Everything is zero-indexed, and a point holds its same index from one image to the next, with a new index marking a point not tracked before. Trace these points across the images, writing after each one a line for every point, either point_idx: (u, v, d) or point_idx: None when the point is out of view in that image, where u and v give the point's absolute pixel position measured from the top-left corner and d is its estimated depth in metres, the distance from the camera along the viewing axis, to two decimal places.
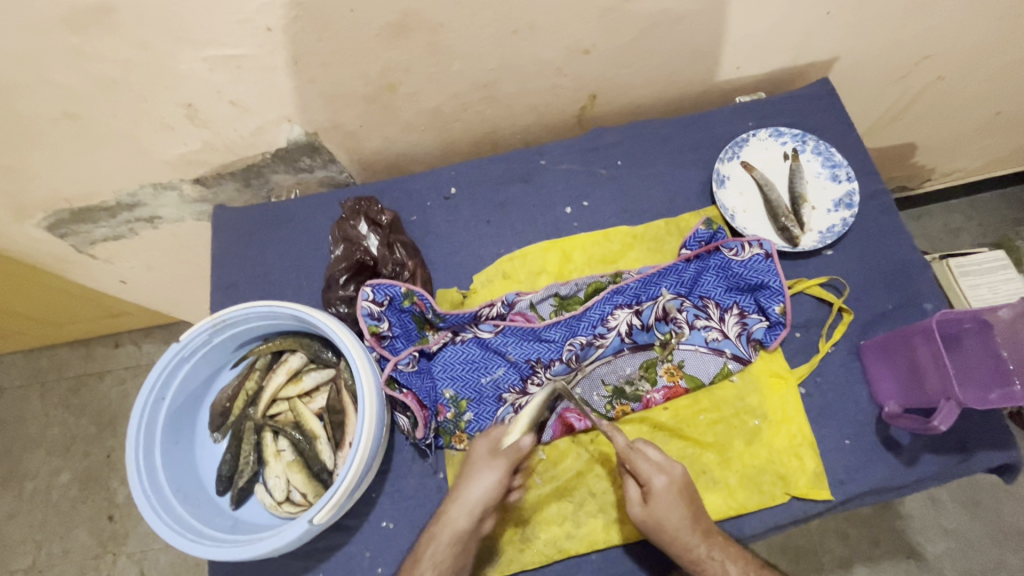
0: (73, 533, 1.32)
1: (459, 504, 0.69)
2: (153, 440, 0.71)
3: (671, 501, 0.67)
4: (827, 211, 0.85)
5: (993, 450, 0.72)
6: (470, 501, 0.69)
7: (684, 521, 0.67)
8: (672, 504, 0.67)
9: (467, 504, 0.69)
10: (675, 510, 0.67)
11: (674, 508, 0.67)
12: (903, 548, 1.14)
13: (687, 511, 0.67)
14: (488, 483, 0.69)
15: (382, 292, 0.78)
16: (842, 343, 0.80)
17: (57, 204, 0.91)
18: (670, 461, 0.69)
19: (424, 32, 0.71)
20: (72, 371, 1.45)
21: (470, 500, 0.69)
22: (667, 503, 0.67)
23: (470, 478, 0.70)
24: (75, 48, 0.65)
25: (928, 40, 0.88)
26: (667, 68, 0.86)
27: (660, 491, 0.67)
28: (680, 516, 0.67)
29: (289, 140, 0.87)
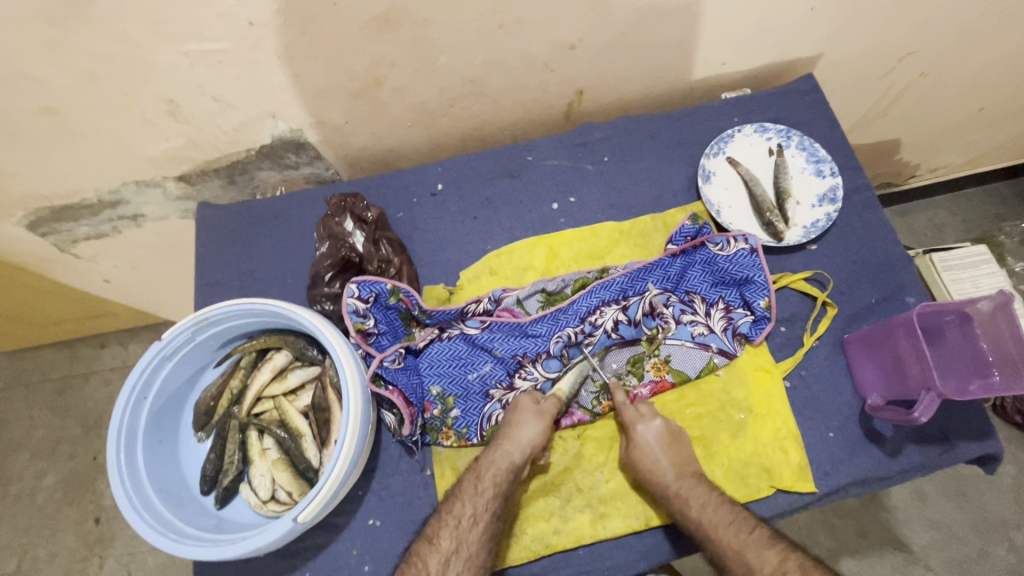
0: (59, 536, 1.31)
1: (479, 488, 0.70)
2: (135, 439, 0.70)
3: (654, 445, 0.72)
4: (811, 206, 0.85)
5: (974, 442, 0.73)
6: (488, 485, 0.70)
7: (666, 465, 0.71)
8: (657, 449, 0.72)
9: (487, 487, 0.70)
10: (656, 454, 0.71)
11: (656, 451, 0.71)
12: (889, 540, 1.15)
13: (669, 458, 0.72)
14: (505, 464, 0.71)
15: (368, 288, 0.77)
16: (826, 337, 0.80)
17: (38, 201, 0.90)
18: (655, 413, 0.75)
19: (409, 26, 0.71)
20: (57, 372, 1.43)
21: (490, 484, 0.70)
22: (648, 447, 0.72)
23: (485, 462, 0.72)
24: (53, 42, 0.64)
25: (912, 36, 0.89)
26: (654, 63, 0.87)
27: (642, 437, 0.73)
28: (663, 459, 0.71)
29: (274, 136, 0.86)
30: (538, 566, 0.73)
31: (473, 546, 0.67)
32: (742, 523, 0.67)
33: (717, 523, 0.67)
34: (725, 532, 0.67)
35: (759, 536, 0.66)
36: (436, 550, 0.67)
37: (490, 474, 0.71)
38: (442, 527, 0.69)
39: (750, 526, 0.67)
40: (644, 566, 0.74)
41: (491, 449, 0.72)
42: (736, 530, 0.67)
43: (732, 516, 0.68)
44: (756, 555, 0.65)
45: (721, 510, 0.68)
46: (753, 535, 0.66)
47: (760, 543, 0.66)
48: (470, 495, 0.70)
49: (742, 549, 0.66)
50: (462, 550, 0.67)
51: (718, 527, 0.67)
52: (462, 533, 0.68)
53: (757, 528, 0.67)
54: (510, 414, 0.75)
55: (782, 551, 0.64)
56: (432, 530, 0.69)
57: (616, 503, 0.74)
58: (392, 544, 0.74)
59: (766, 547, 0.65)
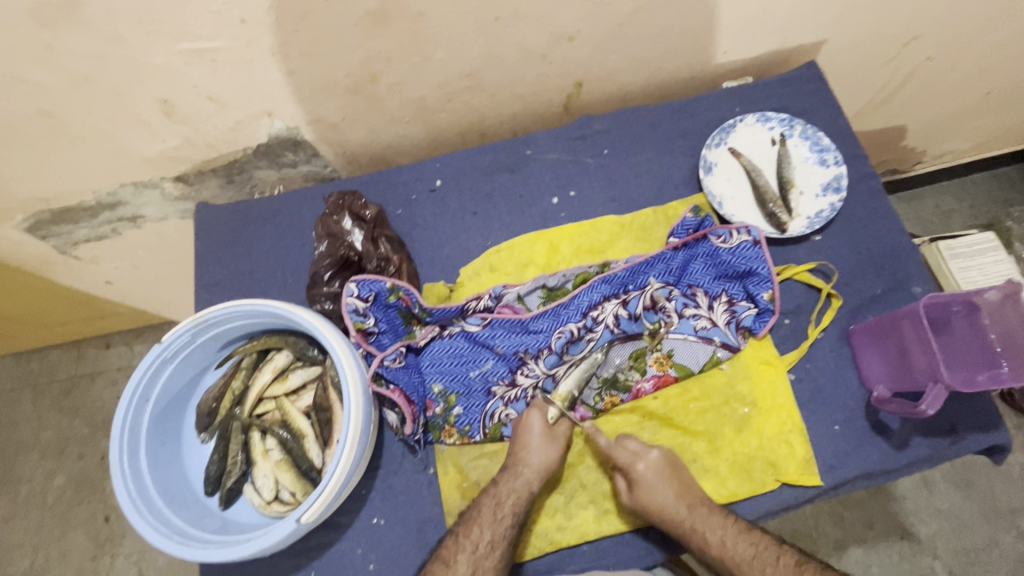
0: (70, 535, 1.32)
1: (498, 516, 0.70)
2: (138, 443, 0.70)
3: (656, 480, 0.70)
4: (816, 195, 0.84)
5: (982, 432, 0.72)
6: (507, 513, 0.70)
7: (673, 501, 0.69)
8: (658, 485, 0.69)
9: (507, 515, 0.70)
10: (659, 489, 0.69)
11: (661, 486, 0.69)
12: (896, 529, 1.15)
13: (674, 489, 0.70)
14: (524, 492, 0.71)
15: (367, 287, 0.77)
16: (831, 328, 0.79)
17: (37, 204, 0.90)
18: (647, 445, 0.73)
19: (403, 21, 0.70)
20: (63, 373, 1.44)
21: (509, 511, 0.70)
22: (651, 482, 0.69)
23: (504, 489, 0.71)
24: (45, 43, 0.64)
25: (918, 20, 0.87)
26: (654, 52, 0.85)
27: (643, 475, 0.70)
28: (667, 494, 0.69)
29: (270, 135, 0.85)
30: (543, 563, 0.73)
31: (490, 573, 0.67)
32: (767, 555, 0.66)
33: (741, 559, 0.67)
34: (751, 567, 0.66)
35: (787, 564, 0.66)
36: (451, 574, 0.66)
37: (510, 503, 0.70)
38: (458, 551, 0.68)
39: (776, 555, 0.67)
40: (649, 562, 0.73)
41: (509, 476, 0.72)
42: (760, 564, 0.66)
43: (753, 549, 0.67)
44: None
45: (741, 544, 0.67)
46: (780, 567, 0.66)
47: (790, 573, 0.65)
48: (488, 521, 0.69)
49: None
50: None
51: (742, 563, 0.67)
52: (479, 559, 0.67)
53: (783, 557, 0.66)
54: (521, 437, 0.74)
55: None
56: (448, 552, 0.68)
57: (621, 499, 0.74)
58: (397, 541, 0.74)
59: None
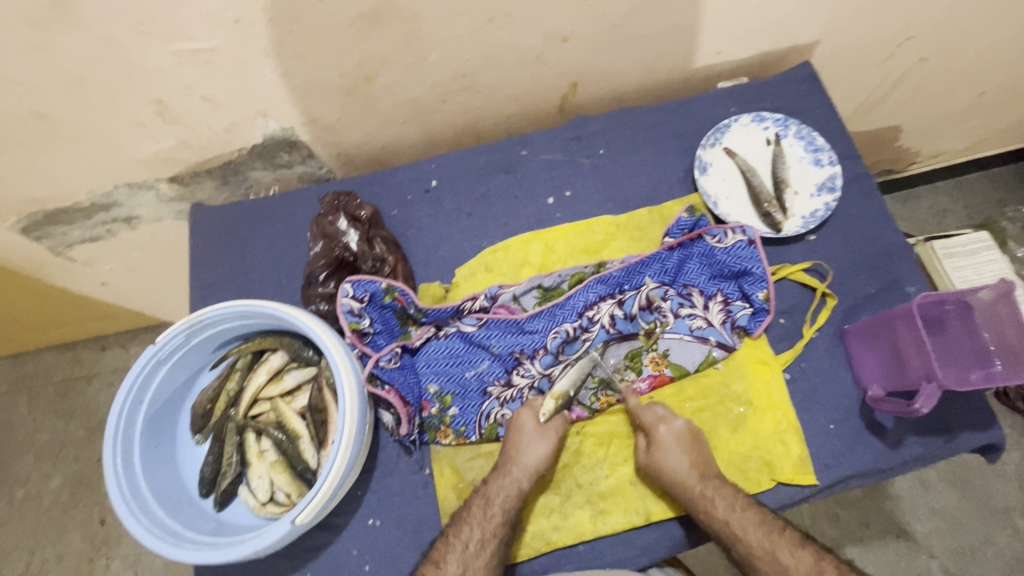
0: (65, 538, 1.31)
1: (488, 513, 0.69)
2: (132, 444, 0.70)
3: (675, 445, 0.71)
4: (810, 195, 0.84)
5: (976, 431, 0.73)
6: (497, 511, 0.70)
7: (688, 467, 0.70)
8: (676, 449, 0.71)
9: (496, 513, 0.69)
10: (677, 454, 0.70)
11: (678, 452, 0.71)
12: (892, 528, 1.15)
13: (690, 457, 0.71)
14: (513, 489, 0.70)
15: (362, 288, 0.77)
16: (826, 328, 0.79)
17: (31, 206, 0.89)
18: (674, 415, 0.74)
19: (398, 22, 0.70)
20: (59, 375, 1.43)
21: (498, 509, 0.70)
22: (669, 445, 0.71)
23: (493, 487, 0.71)
24: (38, 44, 0.63)
25: (911, 21, 0.87)
26: (648, 53, 0.85)
27: (664, 438, 0.71)
28: (683, 462, 0.70)
29: (265, 136, 0.85)
30: (539, 563, 0.73)
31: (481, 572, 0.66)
32: (773, 523, 0.66)
33: (746, 524, 0.66)
34: (755, 532, 0.66)
35: (791, 537, 0.66)
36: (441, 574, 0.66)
37: (499, 501, 0.70)
38: (448, 551, 0.68)
39: (781, 528, 0.66)
40: (644, 562, 0.73)
41: (498, 474, 0.72)
42: (766, 531, 0.66)
43: (761, 518, 0.67)
44: (788, 555, 0.64)
45: (749, 512, 0.67)
46: (784, 538, 0.65)
47: (793, 544, 0.65)
48: (478, 519, 0.69)
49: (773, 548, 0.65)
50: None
51: (747, 527, 0.66)
52: (469, 558, 0.67)
53: (787, 530, 0.66)
54: (512, 435, 0.74)
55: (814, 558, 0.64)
56: (439, 552, 0.68)
57: (616, 499, 0.74)
58: (392, 543, 0.74)
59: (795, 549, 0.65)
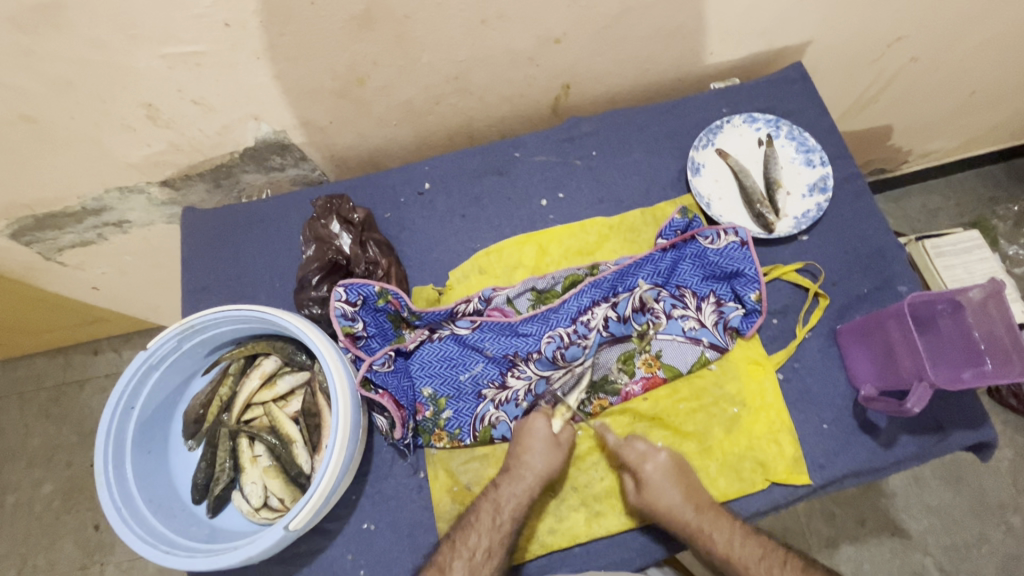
0: (59, 544, 1.30)
1: (497, 522, 0.70)
2: (124, 449, 0.69)
3: (664, 482, 0.70)
4: (802, 196, 0.85)
5: (968, 429, 0.73)
6: (507, 518, 0.70)
7: (681, 502, 0.70)
8: (665, 484, 0.70)
9: (506, 521, 0.70)
10: (668, 489, 0.70)
11: (669, 487, 0.70)
12: (887, 525, 1.16)
13: (681, 490, 0.70)
14: (524, 495, 0.71)
15: (355, 291, 0.76)
16: (819, 328, 0.80)
17: (20, 210, 0.89)
18: (656, 446, 0.74)
19: (389, 24, 0.70)
20: (51, 380, 1.42)
21: (508, 517, 0.70)
22: (660, 483, 0.70)
23: (505, 493, 0.71)
24: (25, 48, 0.63)
25: (902, 21, 0.88)
26: (641, 54, 0.85)
27: (652, 475, 0.71)
28: (674, 496, 0.70)
29: (257, 139, 0.85)
30: (535, 566, 0.73)
31: None
32: (774, 557, 0.68)
33: (748, 559, 0.68)
34: (757, 568, 0.67)
35: (793, 568, 0.67)
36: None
37: (511, 508, 0.70)
38: (453, 557, 0.68)
39: (782, 557, 0.68)
40: (641, 563, 0.73)
41: (511, 480, 0.72)
42: (769, 564, 0.67)
43: (761, 549, 0.68)
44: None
45: (749, 543, 0.68)
46: (787, 571, 0.67)
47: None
48: (487, 527, 0.69)
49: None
50: None
51: (749, 562, 0.68)
52: (477, 565, 0.67)
53: (789, 560, 0.68)
54: (521, 441, 0.74)
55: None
56: (444, 558, 0.68)
57: (613, 501, 0.74)
58: (387, 547, 0.74)
59: None
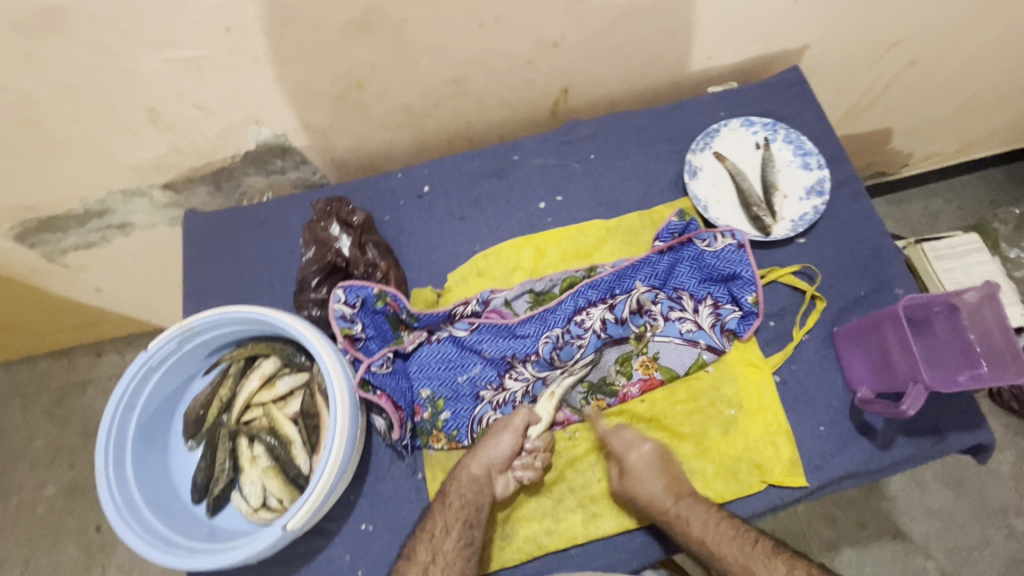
0: (61, 545, 1.31)
1: (446, 502, 0.70)
2: (124, 450, 0.70)
3: (645, 471, 0.71)
4: (800, 199, 0.85)
5: (965, 432, 0.73)
6: (455, 498, 0.70)
7: (661, 492, 0.70)
8: (648, 475, 0.70)
9: (454, 500, 0.70)
10: (650, 479, 0.70)
11: (650, 477, 0.70)
12: (889, 529, 1.15)
13: (662, 481, 0.71)
14: (466, 477, 0.72)
15: (355, 293, 0.77)
16: (816, 330, 0.80)
17: (25, 213, 0.90)
18: (643, 437, 0.74)
19: (387, 28, 0.71)
20: (55, 382, 1.43)
21: (455, 496, 0.70)
22: (641, 472, 0.71)
23: (450, 480, 0.72)
24: (29, 53, 0.64)
25: (898, 25, 0.88)
26: (638, 59, 0.86)
27: (635, 465, 0.71)
28: (656, 486, 0.70)
29: (258, 142, 0.85)
30: (531, 567, 0.73)
31: (449, 555, 0.67)
32: (746, 537, 0.67)
33: (720, 538, 0.67)
34: (730, 546, 0.67)
35: (764, 548, 0.66)
36: (412, 565, 0.67)
37: (454, 489, 0.71)
38: (417, 542, 0.69)
39: (755, 538, 0.67)
40: (637, 564, 0.73)
41: (456, 467, 0.73)
42: (740, 544, 0.67)
43: (734, 531, 0.68)
44: (762, 566, 0.65)
45: (721, 526, 0.68)
46: (757, 550, 0.66)
47: (766, 555, 0.66)
48: (438, 508, 0.70)
49: (748, 561, 0.66)
50: (438, 562, 0.67)
51: (720, 543, 0.67)
52: (437, 543, 0.68)
53: (762, 541, 0.67)
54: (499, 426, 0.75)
55: (787, 562, 0.65)
56: (409, 547, 0.69)
57: (609, 501, 0.74)
58: (385, 548, 0.74)
59: (771, 558, 0.65)
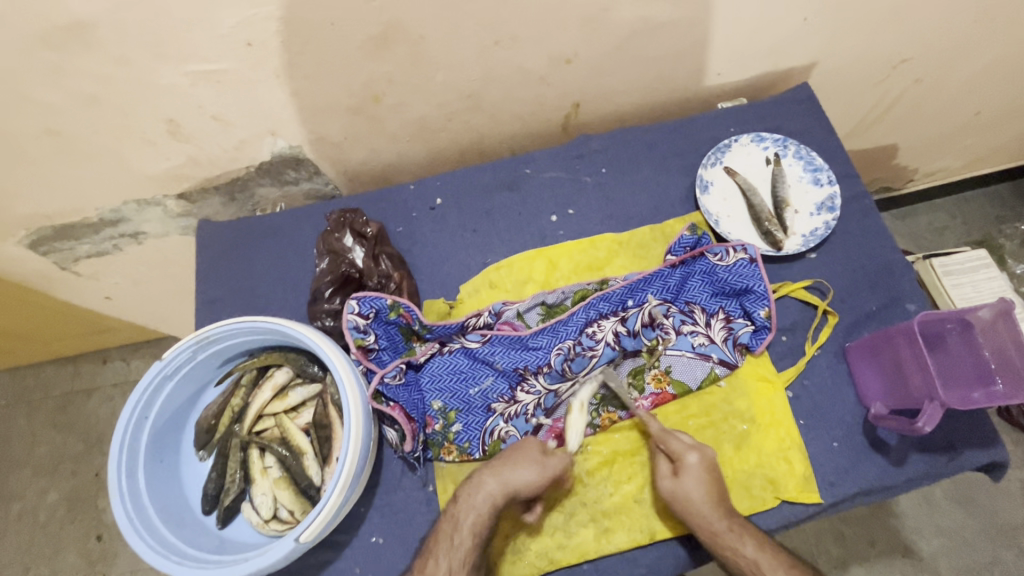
0: (61, 555, 1.30)
1: (455, 531, 0.69)
2: (137, 460, 0.70)
3: (703, 479, 0.70)
4: (810, 214, 0.86)
5: (979, 449, 0.73)
6: (465, 525, 0.69)
7: (713, 505, 0.69)
8: (702, 481, 0.70)
9: (463, 527, 0.69)
10: (705, 489, 0.69)
11: (705, 487, 0.69)
12: (898, 547, 1.14)
13: (716, 491, 0.70)
14: (481, 501, 0.70)
15: (368, 304, 0.78)
16: (828, 346, 0.80)
17: (40, 221, 0.91)
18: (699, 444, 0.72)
19: (405, 44, 0.72)
20: (59, 389, 1.43)
21: (467, 522, 0.69)
22: (698, 479, 0.70)
23: (461, 506, 0.70)
24: (55, 66, 0.65)
25: (906, 44, 0.90)
26: (649, 75, 0.87)
27: (692, 466, 0.70)
28: (710, 496, 0.69)
29: (273, 154, 0.86)
30: None
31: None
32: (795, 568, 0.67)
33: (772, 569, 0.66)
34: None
35: None
36: None
37: (465, 515, 0.69)
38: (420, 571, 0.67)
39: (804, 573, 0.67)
40: None
41: (468, 491, 0.71)
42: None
43: (785, 562, 0.67)
44: None
45: (770, 556, 0.67)
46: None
47: None
48: (445, 538, 0.69)
49: None
50: None
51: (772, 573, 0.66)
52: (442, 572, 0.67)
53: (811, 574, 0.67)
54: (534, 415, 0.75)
55: None
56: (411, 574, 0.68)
57: (622, 517, 0.74)
58: (394, 562, 0.73)
59: None
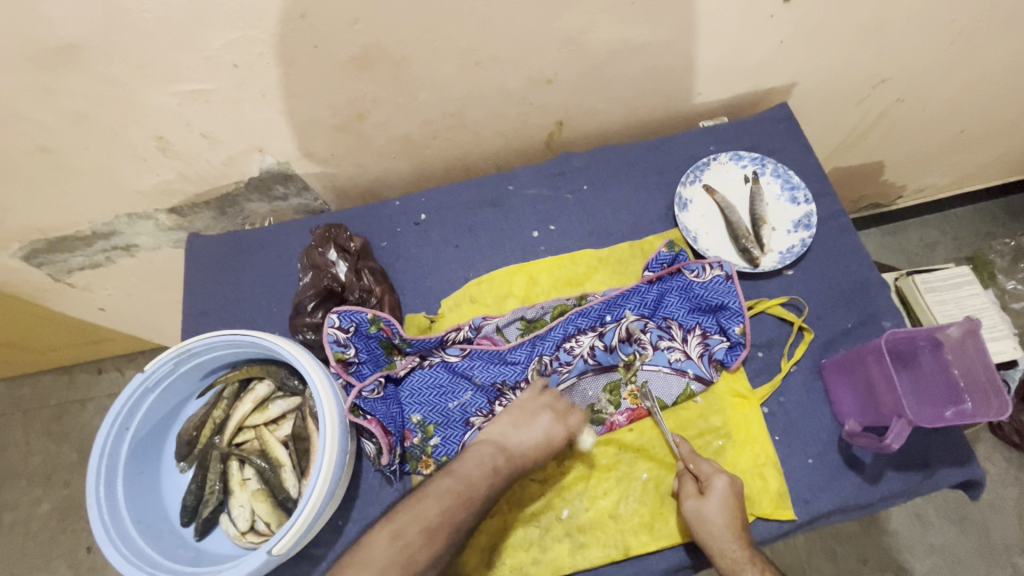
0: (51, 565, 1.30)
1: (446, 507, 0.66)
2: (116, 471, 0.71)
3: (729, 506, 0.69)
4: (787, 231, 0.87)
5: (954, 466, 0.73)
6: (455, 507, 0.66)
7: (733, 533, 0.68)
8: (727, 507, 0.69)
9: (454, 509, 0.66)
10: (730, 516, 0.69)
11: (730, 514, 0.69)
12: (890, 565, 1.13)
13: (739, 520, 0.69)
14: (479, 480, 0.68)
15: (348, 319, 0.79)
16: (804, 361, 0.81)
17: (33, 234, 0.92)
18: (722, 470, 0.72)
19: (387, 65, 0.74)
20: (54, 399, 1.45)
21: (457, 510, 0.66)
22: (723, 505, 0.69)
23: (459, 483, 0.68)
24: (47, 86, 0.67)
25: (883, 65, 0.91)
26: (629, 94, 0.89)
27: (718, 490, 0.70)
28: (733, 524, 0.68)
29: (261, 170, 0.88)
30: None
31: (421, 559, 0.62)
32: None
33: None
34: None
35: None
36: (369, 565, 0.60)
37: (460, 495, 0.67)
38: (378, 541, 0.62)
39: None
40: None
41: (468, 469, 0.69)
42: None
43: None
44: None
45: None
46: None
47: None
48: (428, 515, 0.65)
49: None
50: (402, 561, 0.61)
51: None
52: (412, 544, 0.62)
53: None
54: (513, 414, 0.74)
55: None
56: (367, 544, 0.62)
57: (597, 533, 0.74)
58: None
59: None
